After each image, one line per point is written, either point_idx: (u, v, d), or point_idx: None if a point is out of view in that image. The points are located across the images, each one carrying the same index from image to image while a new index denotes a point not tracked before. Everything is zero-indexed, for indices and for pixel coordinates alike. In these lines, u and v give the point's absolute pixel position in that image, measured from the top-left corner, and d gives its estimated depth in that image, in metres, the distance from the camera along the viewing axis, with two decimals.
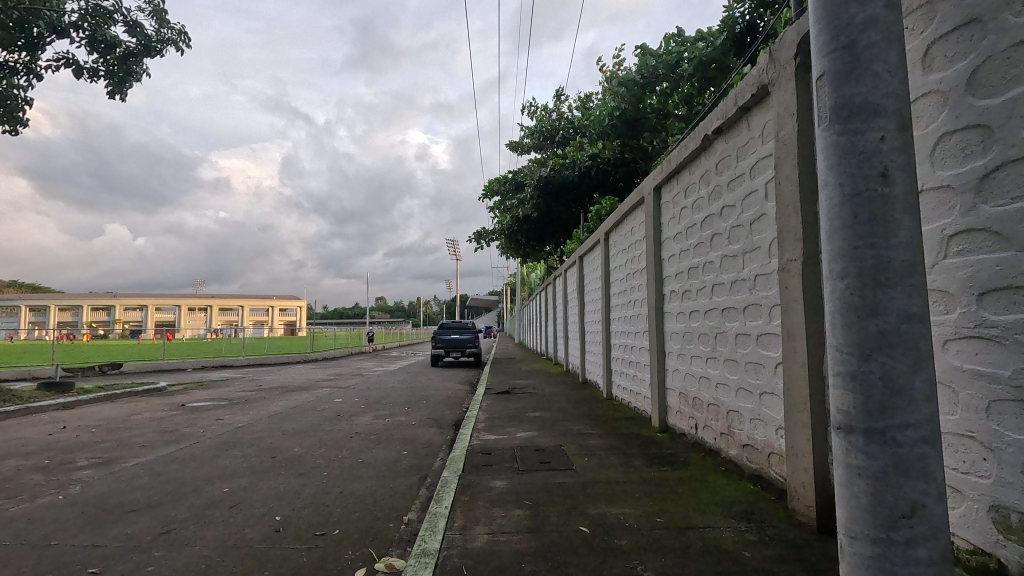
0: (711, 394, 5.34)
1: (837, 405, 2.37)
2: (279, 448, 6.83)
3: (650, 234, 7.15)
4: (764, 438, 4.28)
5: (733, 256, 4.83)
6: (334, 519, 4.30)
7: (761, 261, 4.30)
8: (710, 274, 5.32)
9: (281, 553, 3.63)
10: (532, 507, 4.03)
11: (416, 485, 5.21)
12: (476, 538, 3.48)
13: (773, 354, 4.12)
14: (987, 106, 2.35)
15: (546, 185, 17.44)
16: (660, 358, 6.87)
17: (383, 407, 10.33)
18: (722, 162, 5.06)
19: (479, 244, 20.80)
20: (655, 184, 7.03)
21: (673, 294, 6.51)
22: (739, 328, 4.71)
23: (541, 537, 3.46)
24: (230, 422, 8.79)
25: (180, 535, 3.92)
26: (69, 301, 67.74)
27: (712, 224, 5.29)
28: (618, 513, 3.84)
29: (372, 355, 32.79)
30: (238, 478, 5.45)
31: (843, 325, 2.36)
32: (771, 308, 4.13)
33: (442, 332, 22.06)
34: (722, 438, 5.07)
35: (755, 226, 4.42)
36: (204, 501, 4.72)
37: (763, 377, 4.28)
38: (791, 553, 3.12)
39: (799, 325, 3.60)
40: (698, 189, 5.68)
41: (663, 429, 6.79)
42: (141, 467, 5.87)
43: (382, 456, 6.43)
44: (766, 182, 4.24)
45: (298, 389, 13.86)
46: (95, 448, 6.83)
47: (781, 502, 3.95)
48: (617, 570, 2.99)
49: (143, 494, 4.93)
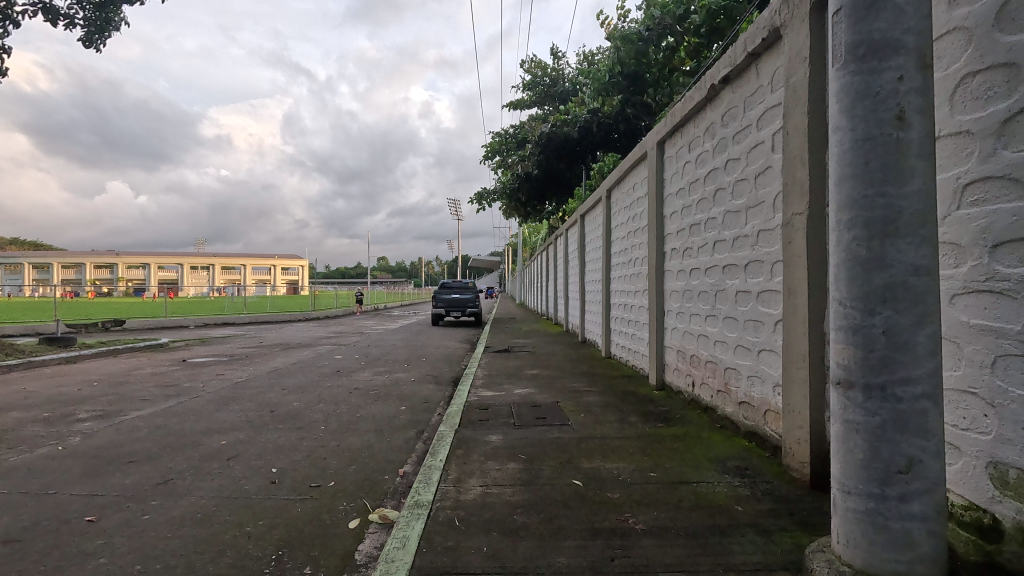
0: (708, 351, 5.30)
1: (837, 360, 2.32)
2: (277, 402, 6.88)
3: (652, 191, 6.99)
4: (760, 396, 4.26)
5: (736, 211, 4.70)
6: (331, 471, 4.34)
7: (765, 215, 4.18)
8: (712, 230, 5.20)
9: (276, 504, 3.66)
10: (526, 460, 4.05)
11: (413, 439, 5.24)
12: (468, 491, 3.49)
13: (773, 311, 4.04)
14: (1015, 42, 2.18)
15: (550, 141, 17.16)
16: (659, 316, 6.81)
17: (383, 365, 10.40)
18: (728, 113, 4.86)
19: (480, 204, 20.60)
20: (658, 138, 6.82)
21: (674, 252, 6.40)
22: (740, 286, 4.63)
23: (535, 490, 3.47)
24: (230, 378, 8.84)
25: (178, 485, 3.96)
26: (70, 258, 67.68)
27: (715, 178, 5.13)
28: (612, 468, 3.85)
29: (375, 314, 32.92)
30: (237, 432, 5.49)
31: (847, 277, 2.28)
32: (773, 264, 4.03)
33: (442, 292, 22.01)
34: (719, 396, 5.06)
35: (760, 180, 4.26)
36: (202, 453, 4.76)
37: (761, 335, 4.23)
38: (783, 508, 3.12)
39: (801, 281, 3.51)
40: (702, 142, 5.50)
41: (660, 387, 6.80)
42: (141, 420, 5.90)
43: (380, 411, 6.46)
44: (773, 134, 4.07)
45: (299, 346, 13.93)
46: (96, 402, 6.88)
47: (775, 458, 3.95)
48: (609, 522, 3.00)
49: (142, 446, 4.96)
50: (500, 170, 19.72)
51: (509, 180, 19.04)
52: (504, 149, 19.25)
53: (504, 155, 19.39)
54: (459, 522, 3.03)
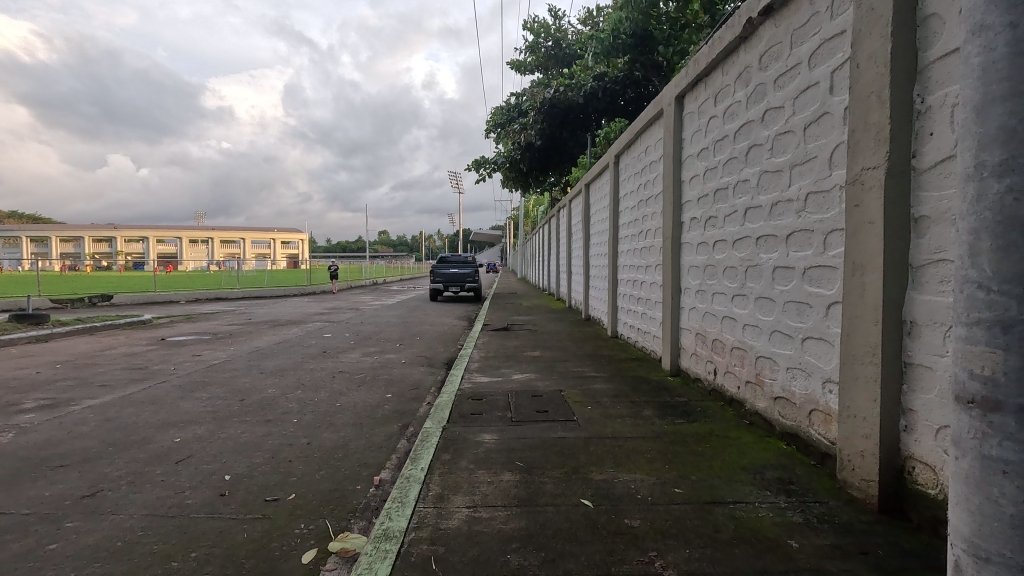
0: (735, 336, 4.61)
1: (969, 368, 1.39)
2: (251, 389, 6.22)
3: (669, 152, 6.17)
4: (804, 392, 3.57)
5: (776, 170, 3.93)
6: (294, 480, 3.67)
7: (817, 174, 3.42)
8: (743, 194, 4.46)
9: (220, 525, 3.01)
10: (523, 469, 3.38)
11: (396, 436, 4.59)
12: (451, 515, 2.81)
13: (826, 292, 3.32)
14: None
15: (552, 107, 16.14)
16: (674, 294, 6.11)
17: (373, 344, 9.72)
18: (770, 52, 4.05)
19: (479, 175, 19.63)
20: (676, 92, 6.01)
21: (693, 223, 5.64)
22: (778, 261, 3.90)
23: (533, 513, 2.80)
24: (206, 359, 8.17)
25: (106, 500, 3.30)
26: (66, 231, 66.85)
27: (749, 133, 4.37)
28: (628, 481, 3.19)
29: (374, 288, 32.18)
30: (196, 426, 4.82)
31: (993, 249, 1.33)
32: (828, 233, 3.30)
33: (441, 267, 21.28)
34: (748, 387, 4.37)
35: (812, 130, 3.49)
36: (148, 454, 4.10)
37: (808, 320, 3.52)
38: (849, 544, 2.45)
39: (871, 255, 2.76)
40: (731, 92, 4.71)
41: (674, 372, 6.14)
42: (91, 410, 5.25)
43: (364, 400, 5.80)
44: (832, 71, 3.29)
45: (288, 323, 13.24)
46: (50, 388, 6.23)
47: (824, 468, 3.29)
48: (629, 566, 2.32)
49: (82, 445, 4.29)
50: (500, 139, 18.77)
51: (510, 149, 18.10)
52: (506, 118, 18.29)
53: (504, 123, 18.43)
54: (436, 565, 2.36)
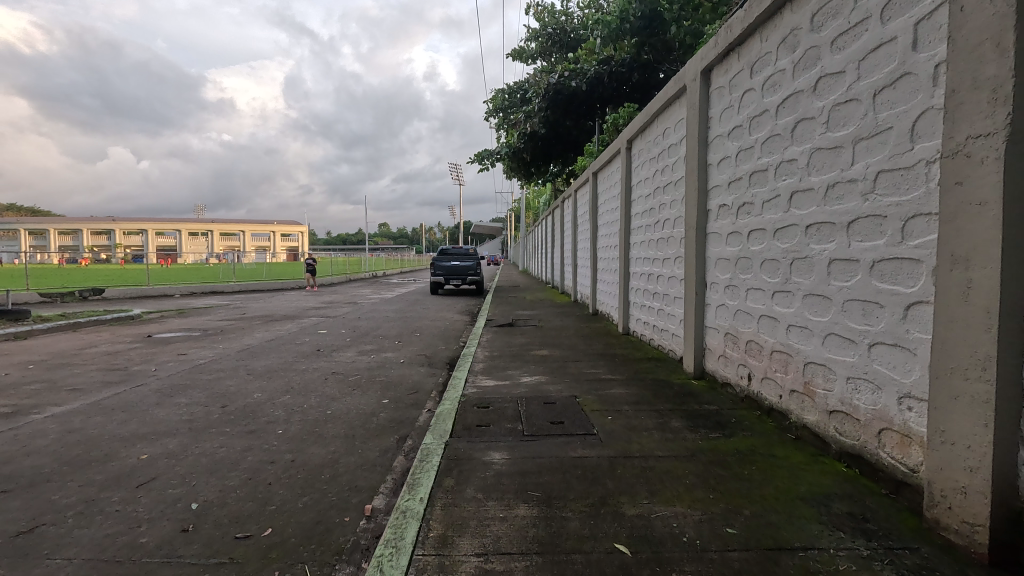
0: (776, 338, 4.06)
1: None
2: (235, 394, 5.68)
3: (693, 133, 5.60)
4: (871, 408, 3.03)
5: (833, 147, 3.36)
6: (272, 508, 3.14)
7: (893, 148, 2.85)
8: (788, 176, 3.89)
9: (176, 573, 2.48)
10: (542, 500, 2.85)
11: (392, 451, 4.06)
12: (456, 566, 2.28)
13: (905, 291, 2.77)
14: None
15: (556, 94, 15.55)
16: (698, 289, 5.55)
17: (370, 342, 9.19)
18: (826, 8, 3.47)
19: (483, 165, 19.04)
20: (703, 66, 5.41)
21: (722, 210, 5.08)
22: (836, 253, 3.34)
23: (557, 565, 2.26)
24: (191, 359, 7.64)
25: (44, 539, 2.77)
26: (64, 223, 66.47)
27: (796, 105, 3.80)
28: (668, 516, 2.66)
29: (374, 282, 31.68)
30: (168, 439, 4.28)
31: None
32: (909, 219, 2.74)
33: (441, 260, 20.72)
34: (794, 398, 3.82)
35: (885, 96, 2.92)
36: (107, 475, 3.57)
37: (879, 323, 2.96)
38: None
39: (982, 246, 2.21)
40: (773, 60, 4.13)
41: (698, 375, 5.60)
42: (53, 420, 4.72)
43: (357, 406, 5.26)
44: (916, 22, 2.71)
45: (283, 318, 12.70)
46: (16, 393, 5.70)
47: (902, 501, 2.76)
48: None
49: (31, 464, 3.74)
50: (504, 128, 18.18)
51: (513, 139, 17.50)
52: (509, 107, 17.69)
53: (507, 111, 17.82)
54: None
